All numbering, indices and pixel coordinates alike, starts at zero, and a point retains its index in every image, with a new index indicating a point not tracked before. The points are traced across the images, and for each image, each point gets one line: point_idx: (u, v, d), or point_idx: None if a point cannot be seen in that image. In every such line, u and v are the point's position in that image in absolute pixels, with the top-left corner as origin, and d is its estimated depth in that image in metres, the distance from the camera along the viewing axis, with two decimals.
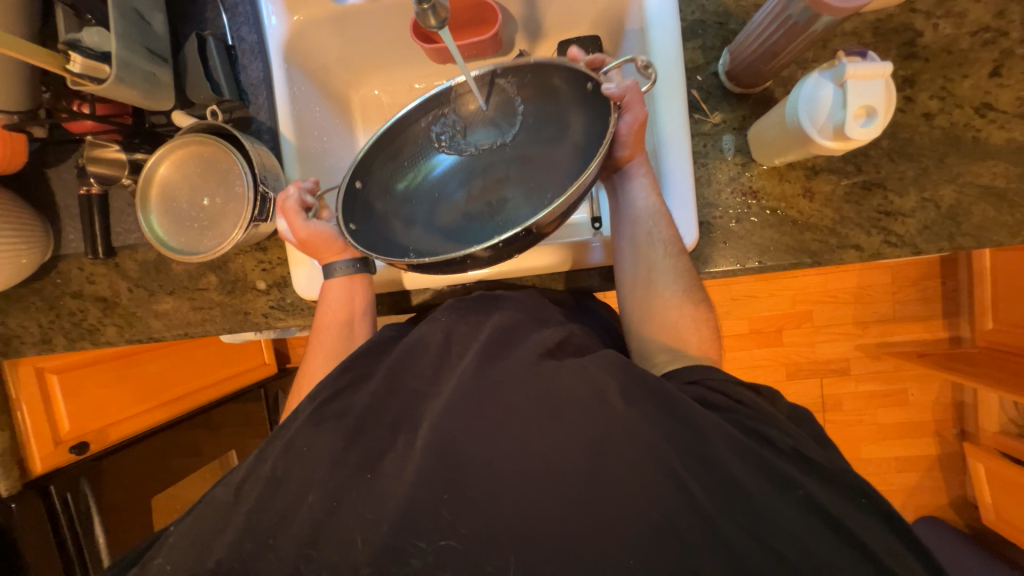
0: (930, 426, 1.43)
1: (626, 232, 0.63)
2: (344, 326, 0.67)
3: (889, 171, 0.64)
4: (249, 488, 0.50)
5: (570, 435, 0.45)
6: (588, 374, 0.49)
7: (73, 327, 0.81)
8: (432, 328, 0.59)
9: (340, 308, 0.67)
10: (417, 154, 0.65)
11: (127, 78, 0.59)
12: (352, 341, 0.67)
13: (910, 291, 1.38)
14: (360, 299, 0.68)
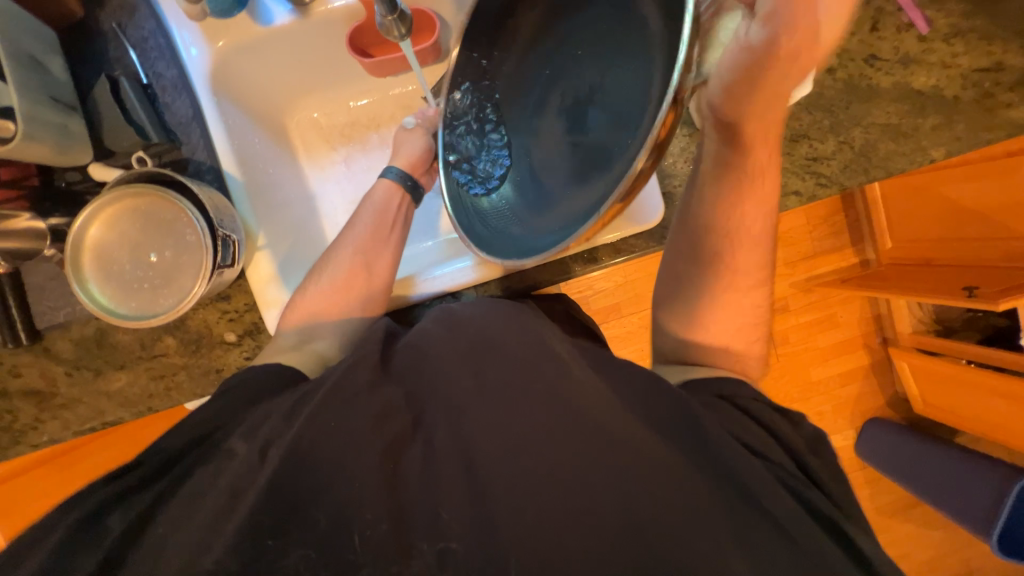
0: (860, 340, 1.64)
1: (684, 244, 0.60)
2: (381, 223, 0.72)
3: (809, 124, 0.73)
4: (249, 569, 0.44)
5: (599, 465, 0.44)
6: (616, 412, 0.48)
7: (1, 432, 0.69)
8: (437, 341, 0.56)
9: (376, 213, 0.72)
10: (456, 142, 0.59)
11: (38, 133, 0.52)
12: (384, 240, 0.71)
13: (825, 227, 1.56)
14: (396, 207, 0.73)
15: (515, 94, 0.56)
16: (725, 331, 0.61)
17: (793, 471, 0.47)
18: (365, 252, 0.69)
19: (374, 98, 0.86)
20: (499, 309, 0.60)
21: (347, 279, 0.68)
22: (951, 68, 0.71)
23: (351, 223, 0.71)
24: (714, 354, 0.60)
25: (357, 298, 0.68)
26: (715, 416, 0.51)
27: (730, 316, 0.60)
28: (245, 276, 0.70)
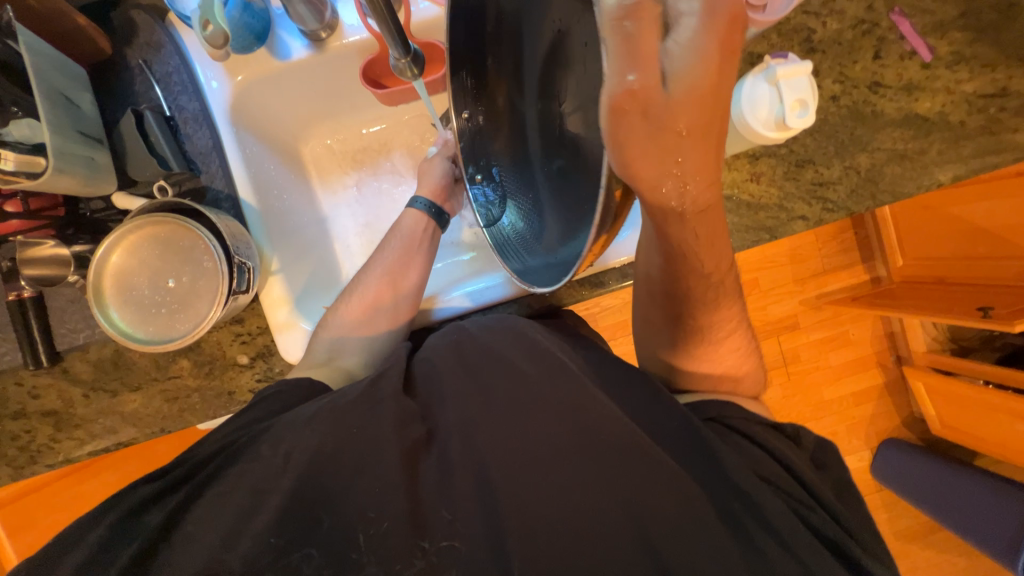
0: (873, 358, 1.61)
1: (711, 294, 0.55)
2: (412, 248, 0.73)
3: (814, 149, 0.74)
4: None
5: (607, 488, 0.43)
6: (625, 424, 0.47)
7: (19, 451, 0.70)
8: (444, 359, 0.57)
9: (406, 238, 0.74)
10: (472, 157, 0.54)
11: (66, 167, 0.55)
12: (413, 265, 0.72)
13: (833, 245, 1.55)
14: (425, 233, 0.74)
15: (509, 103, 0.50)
16: (702, 363, 0.60)
17: (810, 503, 0.45)
18: (393, 274, 0.71)
19: (386, 125, 0.88)
20: (520, 329, 0.59)
21: (374, 300, 0.69)
22: (956, 93, 0.72)
23: (380, 247, 0.73)
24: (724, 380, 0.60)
25: (383, 321, 0.69)
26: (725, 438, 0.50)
27: (704, 357, 0.60)
28: (259, 301, 0.71)
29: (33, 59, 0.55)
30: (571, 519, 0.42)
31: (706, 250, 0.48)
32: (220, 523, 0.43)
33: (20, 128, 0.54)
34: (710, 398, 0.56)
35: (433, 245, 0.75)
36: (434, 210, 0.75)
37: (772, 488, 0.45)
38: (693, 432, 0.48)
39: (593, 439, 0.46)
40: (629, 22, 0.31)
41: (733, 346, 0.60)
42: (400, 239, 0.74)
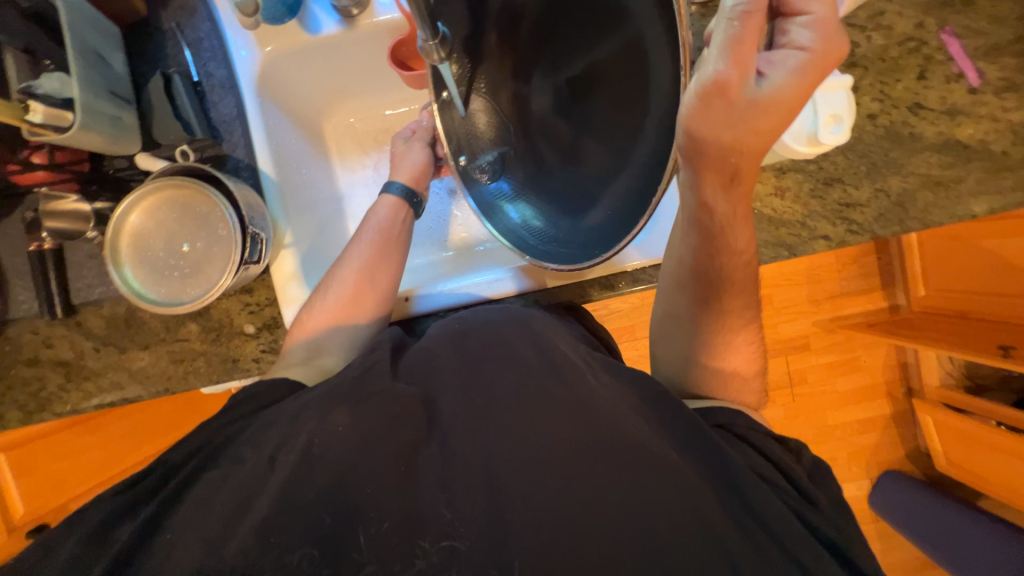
0: (883, 388, 1.58)
1: (729, 291, 0.55)
2: (387, 237, 0.72)
3: (845, 168, 0.71)
4: None
5: (604, 487, 0.43)
6: (626, 422, 0.47)
7: (28, 398, 0.72)
8: (443, 347, 0.57)
9: (381, 226, 0.73)
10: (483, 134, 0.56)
11: (93, 124, 0.55)
12: (387, 254, 0.71)
13: (853, 269, 1.51)
14: (399, 221, 0.74)
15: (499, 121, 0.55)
16: (721, 358, 0.58)
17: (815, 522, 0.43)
18: (369, 271, 0.69)
19: (409, 108, 0.88)
20: (523, 312, 0.61)
21: (352, 296, 0.67)
22: (1002, 122, 0.68)
23: (353, 241, 0.71)
24: (737, 389, 0.58)
25: (364, 311, 0.67)
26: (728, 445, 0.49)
27: (721, 351, 0.57)
28: (269, 272, 0.72)
29: (69, 14, 0.55)
30: (568, 516, 0.42)
31: (732, 222, 0.52)
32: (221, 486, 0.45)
33: (51, 81, 0.54)
34: (722, 405, 0.55)
35: (405, 240, 0.74)
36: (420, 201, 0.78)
37: (772, 490, 0.44)
38: (698, 436, 0.46)
39: (590, 438, 0.45)
40: (738, 24, 0.40)
41: (743, 347, 0.58)
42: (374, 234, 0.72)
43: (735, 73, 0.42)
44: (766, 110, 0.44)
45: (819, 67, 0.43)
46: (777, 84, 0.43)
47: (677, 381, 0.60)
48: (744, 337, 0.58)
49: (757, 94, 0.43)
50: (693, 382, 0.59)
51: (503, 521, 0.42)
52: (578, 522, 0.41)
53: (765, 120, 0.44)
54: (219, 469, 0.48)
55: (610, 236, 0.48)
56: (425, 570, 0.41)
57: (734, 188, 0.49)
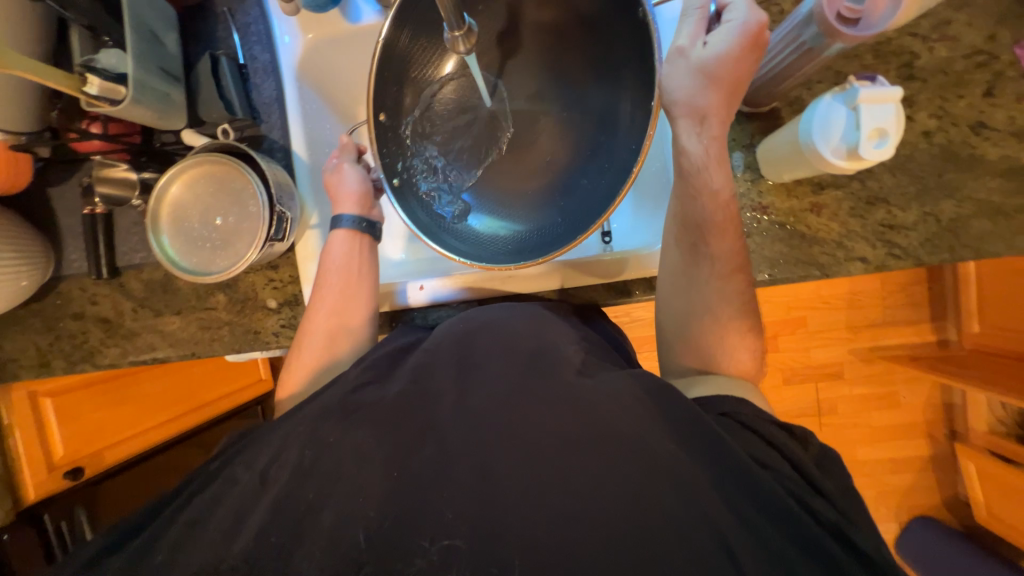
0: (922, 427, 1.48)
1: (711, 243, 0.58)
2: (347, 278, 0.67)
3: (892, 187, 0.67)
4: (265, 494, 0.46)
5: (601, 495, 0.41)
6: (632, 425, 0.45)
7: (73, 349, 0.78)
8: (451, 333, 0.59)
9: (340, 266, 0.67)
10: (435, 138, 0.61)
11: (144, 99, 0.58)
12: (352, 297, 0.66)
13: (899, 296, 1.44)
14: (358, 257, 0.69)
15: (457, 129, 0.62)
16: (713, 302, 0.58)
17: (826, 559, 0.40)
18: (339, 313, 0.66)
19: None
20: (525, 312, 0.61)
21: (331, 346, 0.65)
22: None
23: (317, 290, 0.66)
24: (735, 348, 0.57)
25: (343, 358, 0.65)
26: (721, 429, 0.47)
27: (711, 292, 0.58)
28: (294, 251, 0.75)
29: None
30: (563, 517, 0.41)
31: (709, 162, 0.57)
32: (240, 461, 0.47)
33: (109, 57, 0.58)
34: (724, 391, 0.52)
35: (371, 271, 0.69)
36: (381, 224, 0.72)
37: (770, 475, 0.42)
38: (709, 439, 0.43)
39: (589, 439, 0.44)
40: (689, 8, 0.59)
41: (733, 289, 0.58)
42: (337, 276, 0.67)
43: (687, 44, 0.59)
44: (718, 61, 0.56)
45: (755, 31, 0.54)
46: (719, 45, 0.55)
47: (675, 355, 0.61)
48: (736, 281, 0.58)
49: (704, 62, 0.56)
50: (687, 356, 0.59)
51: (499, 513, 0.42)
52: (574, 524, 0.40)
53: (722, 75, 0.56)
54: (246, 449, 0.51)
55: (555, 239, 0.56)
56: (424, 568, 0.41)
57: (716, 130, 0.58)
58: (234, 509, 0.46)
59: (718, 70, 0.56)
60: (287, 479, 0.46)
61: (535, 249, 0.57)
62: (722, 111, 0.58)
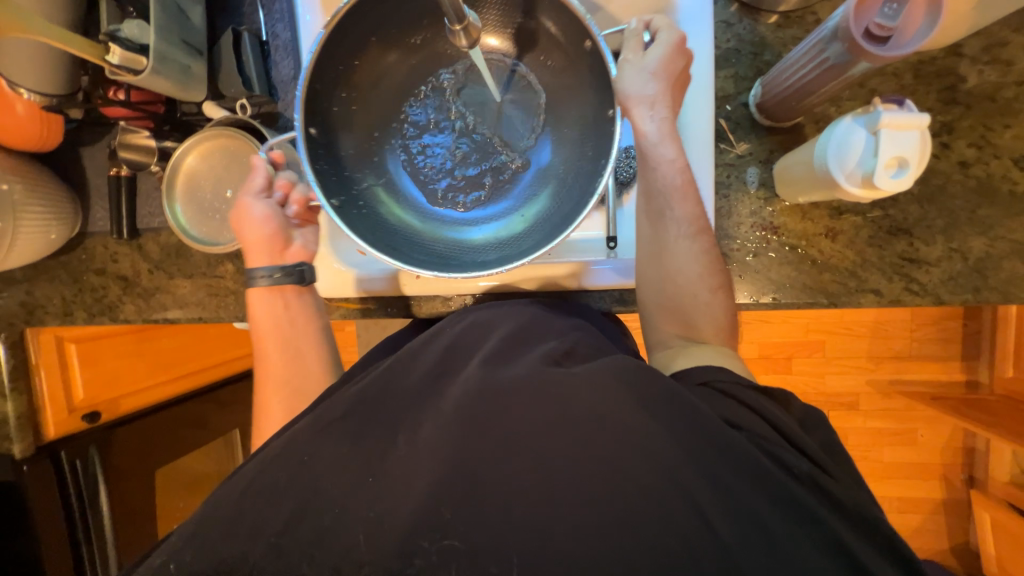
0: (937, 469, 1.42)
1: (676, 206, 0.58)
2: (279, 334, 0.66)
3: (917, 218, 0.63)
4: (245, 471, 0.48)
5: (561, 501, 0.41)
6: (612, 438, 0.42)
7: (94, 302, 0.83)
8: (451, 325, 0.58)
9: (269, 325, 0.66)
10: (406, 134, 0.58)
11: (163, 71, 0.60)
12: (292, 352, 0.66)
13: (930, 329, 1.37)
14: (291, 307, 0.67)
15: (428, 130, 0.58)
16: (683, 265, 0.58)
17: None
18: (277, 352, 0.65)
19: None
20: (518, 311, 0.59)
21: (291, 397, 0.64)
22: None
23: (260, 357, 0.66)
24: (706, 313, 0.57)
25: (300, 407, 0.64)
26: (698, 395, 0.48)
27: (679, 254, 0.58)
28: None
29: None
30: (528, 518, 0.40)
31: (663, 137, 0.56)
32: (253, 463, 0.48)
33: (131, 27, 0.59)
34: (704, 362, 0.53)
35: (310, 309, 0.68)
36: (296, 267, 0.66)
37: (742, 435, 0.43)
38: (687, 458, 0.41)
39: (566, 437, 0.42)
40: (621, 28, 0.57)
41: (703, 250, 0.58)
42: (269, 317, 0.66)
43: (627, 53, 0.56)
44: (658, 58, 0.55)
45: (681, 47, 0.56)
46: (659, 51, 0.55)
47: (652, 324, 0.61)
48: (703, 241, 0.58)
49: (643, 59, 0.55)
50: (664, 326, 0.59)
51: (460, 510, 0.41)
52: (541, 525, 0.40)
53: (664, 78, 0.55)
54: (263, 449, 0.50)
55: (553, 228, 0.53)
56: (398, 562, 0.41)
57: (667, 120, 0.56)
58: (226, 483, 0.47)
59: (663, 68, 0.55)
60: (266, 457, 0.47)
61: (544, 234, 0.53)
62: (670, 100, 0.56)
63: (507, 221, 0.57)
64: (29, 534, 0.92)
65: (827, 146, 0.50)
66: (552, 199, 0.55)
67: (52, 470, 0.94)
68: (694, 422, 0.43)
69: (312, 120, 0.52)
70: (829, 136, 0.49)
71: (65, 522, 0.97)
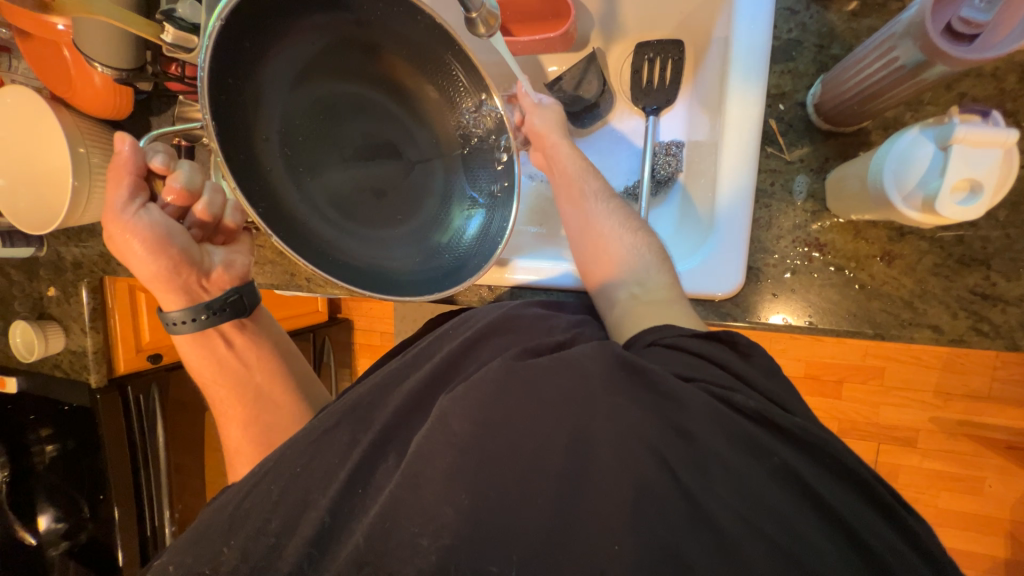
0: (1004, 524, 1.26)
1: (592, 192, 0.64)
2: (221, 363, 0.70)
3: (999, 248, 0.54)
4: (275, 458, 0.53)
5: (538, 504, 0.41)
6: (596, 457, 0.42)
7: None
8: (452, 339, 0.58)
9: (207, 356, 0.70)
10: (360, 117, 0.52)
11: None
12: (243, 376, 0.71)
13: (1016, 369, 1.21)
14: (240, 336, 0.71)
15: (383, 116, 0.53)
16: (607, 224, 0.62)
17: None
18: (236, 394, 0.71)
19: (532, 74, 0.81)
20: (512, 309, 0.59)
21: (262, 409, 0.71)
22: None
23: (208, 384, 0.72)
24: (636, 258, 0.60)
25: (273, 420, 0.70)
26: (646, 356, 0.49)
27: (602, 216, 0.63)
28: None
29: None
30: (517, 514, 0.41)
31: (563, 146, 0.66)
32: (274, 453, 0.54)
33: (185, 6, 0.61)
34: (671, 319, 0.53)
35: (262, 347, 0.73)
36: (232, 297, 0.67)
37: (731, 444, 0.41)
38: (674, 481, 0.40)
39: (559, 427, 0.43)
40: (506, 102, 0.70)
41: (619, 209, 0.64)
42: (221, 362, 0.70)
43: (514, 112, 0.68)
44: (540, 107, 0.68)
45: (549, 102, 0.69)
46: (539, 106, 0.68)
47: (598, 286, 0.62)
48: (619, 205, 0.64)
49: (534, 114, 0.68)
50: (608, 287, 0.61)
51: (441, 499, 0.42)
52: (530, 520, 0.40)
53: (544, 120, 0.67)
54: (292, 445, 0.54)
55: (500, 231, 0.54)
56: (378, 539, 0.43)
57: (565, 142, 0.67)
58: (256, 470, 0.53)
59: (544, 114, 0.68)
60: (284, 448, 0.53)
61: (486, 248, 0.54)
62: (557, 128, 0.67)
63: (448, 229, 0.55)
64: (99, 454, 1.05)
65: (886, 159, 0.44)
66: (490, 210, 0.56)
67: (120, 402, 1.06)
68: (687, 427, 0.42)
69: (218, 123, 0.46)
70: (891, 155, 0.43)
71: (129, 446, 1.09)
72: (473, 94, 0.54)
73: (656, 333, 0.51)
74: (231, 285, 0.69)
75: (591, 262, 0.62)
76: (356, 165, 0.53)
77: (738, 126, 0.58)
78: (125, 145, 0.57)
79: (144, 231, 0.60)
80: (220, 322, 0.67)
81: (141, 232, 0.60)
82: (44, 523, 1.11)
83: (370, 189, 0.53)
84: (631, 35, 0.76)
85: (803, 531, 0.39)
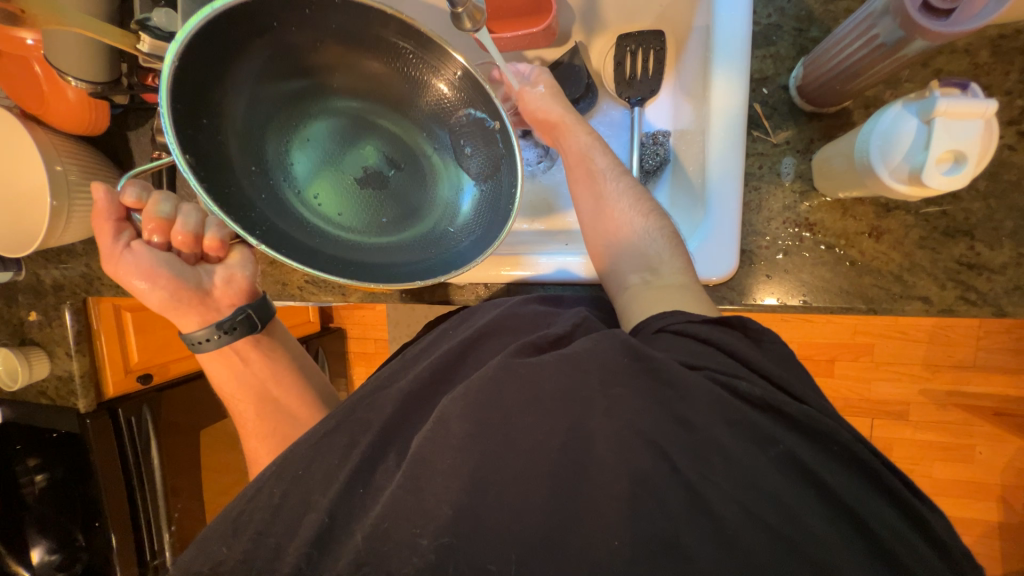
0: (996, 490, 1.30)
1: (597, 167, 0.64)
2: (232, 377, 0.70)
3: (981, 218, 0.56)
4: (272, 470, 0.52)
5: (543, 496, 0.41)
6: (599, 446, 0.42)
7: None
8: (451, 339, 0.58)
9: (224, 364, 0.69)
10: (357, 129, 0.56)
11: None
12: (241, 390, 0.70)
13: (1000, 338, 1.24)
14: (241, 353, 0.69)
15: (381, 126, 0.56)
16: (619, 204, 0.62)
17: None
18: (247, 407, 0.70)
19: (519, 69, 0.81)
20: (510, 307, 0.59)
21: (262, 422, 0.69)
22: None
23: (228, 398, 0.71)
24: (647, 239, 0.60)
25: (269, 434, 0.69)
26: (653, 343, 0.49)
27: (612, 195, 0.63)
28: None
29: None
30: (521, 507, 0.41)
31: (563, 119, 0.66)
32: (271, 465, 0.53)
33: (160, 16, 0.59)
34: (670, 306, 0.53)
35: (283, 358, 0.72)
36: (241, 315, 0.67)
37: (731, 425, 0.41)
38: (675, 466, 0.40)
39: (558, 416, 0.43)
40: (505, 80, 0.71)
41: (631, 187, 0.63)
42: (245, 372, 0.70)
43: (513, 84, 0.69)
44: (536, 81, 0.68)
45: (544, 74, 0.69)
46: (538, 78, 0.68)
47: (606, 267, 0.63)
48: (626, 180, 0.64)
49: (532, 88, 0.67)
50: (619, 271, 0.61)
51: (447, 500, 0.42)
52: (532, 513, 0.41)
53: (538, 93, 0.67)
54: (289, 458, 0.52)
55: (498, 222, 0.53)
56: (384, 544, 0.42)
57: (569, 112, 0.67)
58: (256, 485, 0.52)
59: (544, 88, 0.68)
60: (281, 461, 0.52)
61: (484, 232, 0.54)
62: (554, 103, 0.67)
63: (444, 225, 0.55)
64: (90, 480, 1.02)
65: (875, 134, 0.45)
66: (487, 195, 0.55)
67: (111, 426, 1.03)
68: (686, 412, 0.42)
69: (191, 148, 0.47)
70: (877, 132, 0.44)
71: (122, 468, 1.06)
72: (443, 72, 0.53)
73: (672, 316, 0.51)
74: (241, 301, 0.68)
75: (603, 240, 0.63)
76: (364, 175, 0.56)
77: (722, 111, 0.59)
78: (102, 193, 0.62)
79: (135, 268, 0.63)
80: (233, 341, 0.67)
81: (135, 271, 0.63)
82: (36, 556, 1.07)
83: (371, 190, 0.56)
84: (613, 27, 0.76)
85: (803, 505, 0.39)
